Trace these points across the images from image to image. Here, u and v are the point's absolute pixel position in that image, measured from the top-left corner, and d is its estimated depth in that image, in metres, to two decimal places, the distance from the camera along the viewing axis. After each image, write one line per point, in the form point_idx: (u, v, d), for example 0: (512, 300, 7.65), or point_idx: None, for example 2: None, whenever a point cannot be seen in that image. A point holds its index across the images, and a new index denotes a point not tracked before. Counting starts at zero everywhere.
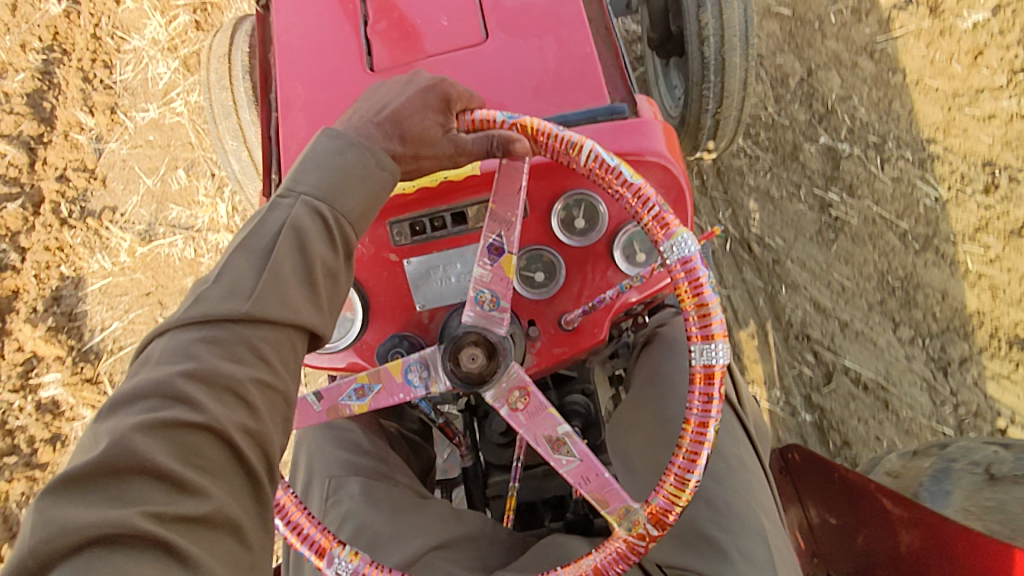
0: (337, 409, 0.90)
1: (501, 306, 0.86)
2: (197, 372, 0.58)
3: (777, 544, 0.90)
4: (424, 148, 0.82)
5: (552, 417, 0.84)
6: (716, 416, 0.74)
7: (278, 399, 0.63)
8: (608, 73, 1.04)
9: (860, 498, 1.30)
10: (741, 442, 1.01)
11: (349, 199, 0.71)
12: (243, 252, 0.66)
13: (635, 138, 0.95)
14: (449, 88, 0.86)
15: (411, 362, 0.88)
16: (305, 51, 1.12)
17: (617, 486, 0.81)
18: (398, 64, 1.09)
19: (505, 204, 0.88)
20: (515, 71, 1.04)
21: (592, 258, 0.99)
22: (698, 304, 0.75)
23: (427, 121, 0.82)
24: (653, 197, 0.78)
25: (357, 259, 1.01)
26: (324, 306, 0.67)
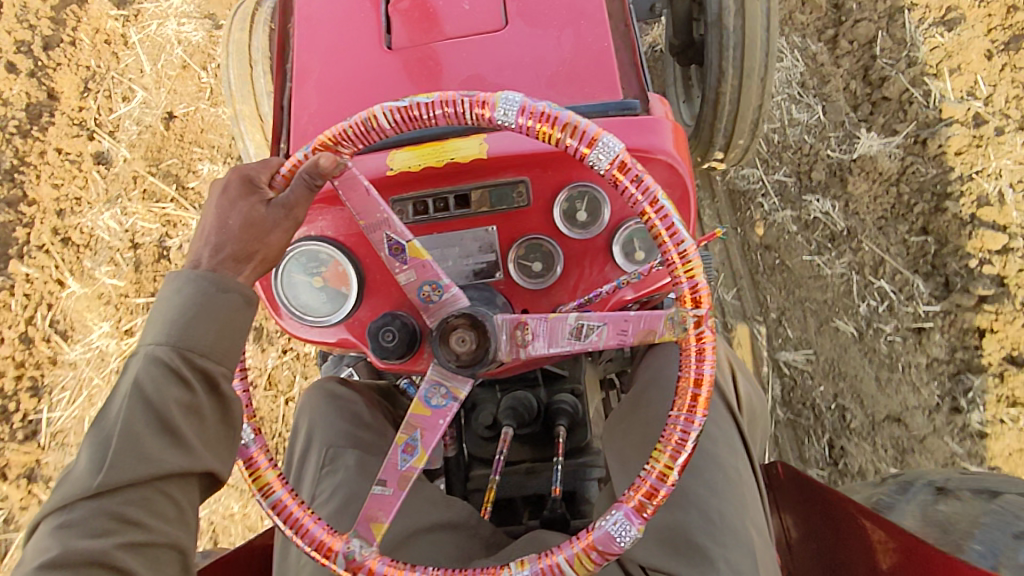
0: (406, 478, 0.84)
1: (445, 285, 0.87)
2: (57, 559, 0.64)
3: (761, 557, 0.89)
4: (259, 230, 0.80)
5: (557, 320, 0.83)
6: (651, 179, 0.77)
7: (160, 550, 0.69)
8: (624, 70, 1.04)
9: (839, 522, 1.30)
10: (736, 452, 0.99)
11: (198, 334, 0.71)
12: (98, 423, 0.70)
13: (646, 135, 0.95)
14: (246, 171, 0.84)
15: (425, 391, 0.86)
16: (322, 23, 1.12)
17: (643, 314, 0.81)
18: (414, 44, 1.09)
19: (369, 208, 0.88)
20: (532, 59, 1.04)
21: (591, 252, 0.98)
22: (564, 126, 0.77)
23: (244, 209, 0.80)
24: (455, 95, 0.80)
25: (357, 234, 1.01)
26: (189, 445, 0.70)
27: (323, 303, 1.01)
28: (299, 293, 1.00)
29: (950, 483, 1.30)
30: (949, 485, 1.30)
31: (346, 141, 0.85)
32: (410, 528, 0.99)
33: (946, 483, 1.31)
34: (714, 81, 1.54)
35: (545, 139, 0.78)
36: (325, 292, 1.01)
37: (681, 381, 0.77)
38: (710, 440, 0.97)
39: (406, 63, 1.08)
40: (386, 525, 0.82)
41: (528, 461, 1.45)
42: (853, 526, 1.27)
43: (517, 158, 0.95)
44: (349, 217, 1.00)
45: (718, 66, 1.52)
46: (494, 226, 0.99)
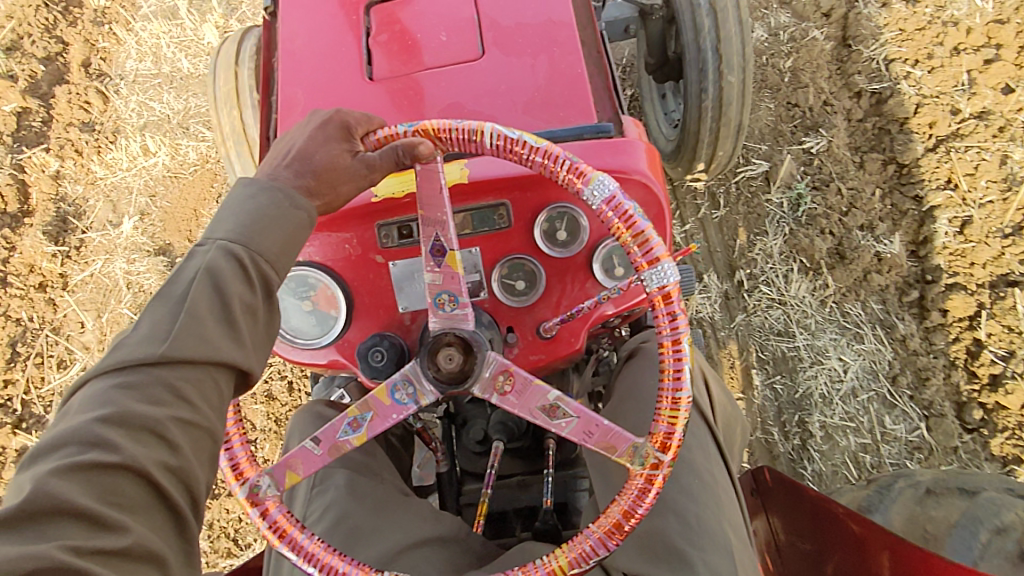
0: (338, 448, 0.88)
1: (461, 303, 0.89)
2: (113, 417, 0.61)
3: (738, 556, 0.92)
4: (337, 176, 0.83)
5: (544, 390, 0.86)
6: (685, 329, 0.77)
7: (203, 437, 0.66)
8: (597, 94, 1.08)
9: (828, 520, 1.32)
10: (712, 458, 1.02)
11: (266, 238, 0.72)
12: (160, 300, 0.68)
13: (620, 156, 0.99)
14: (348, 116, 0.87)
15: (393, 381, 0.88)
16: (305, 56, 1.16)
17: (618, 429, 0.83)
18: (396, 74, 1.13)
19: (433, 206, 0.90)
20: (509, 86, 1.08)
21: (572, 270, 1.02)
22: (637, 234, 0.78)
23: (332, 150, 0.83)
24: (561, 154, 0.81)
25: (344, 258, 1.04)
26: (245, 340, 0.69)
27: (312, 325, 1.03)
28: (289, 316, 1.02)
29: (938, 484, 1.32)
30: (937, 486, 1.32)
31: (448, 142, 0.84)
32: (403, 542, 1.01)
33: (932, 484, 1.33)
34: (692, 95, 1.59)
35: (616, 233, 0.79)
36: (314, 315, 1.03)
37: (615, 501, 0.80)
38: (686, 447, 1.01)
39: (389, 92, 1.12)
40: (299, 478, 0.88)
41: (520, 475, 1.48)
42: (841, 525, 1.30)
43: (498, 181, 0.99)
44: (336, 242, 1.04)
45: (697, 84, 1.57)
46: (478, 247, 1.02)
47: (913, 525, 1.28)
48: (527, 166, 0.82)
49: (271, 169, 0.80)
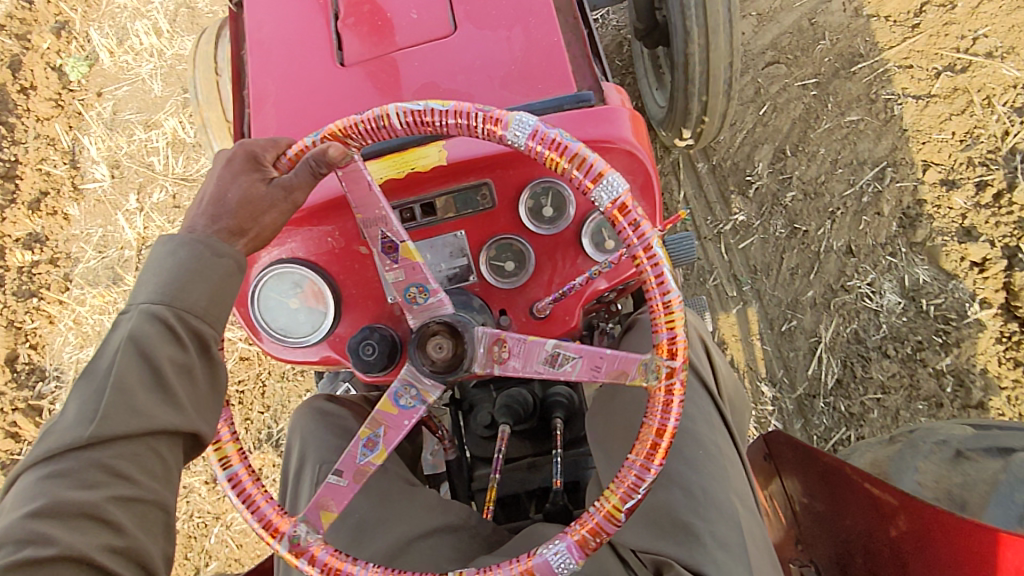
0: (361, 472, 0.87)
1: (431, 290, 0.87)
2: (45, 509, 0.59)
3: (746, 526, 0.90)
4: (255, 208, 0.79)
5: (539, 343, 0.84)
6: (652, 230, 0.76)
7: (148, 508, 0.64)
8: (575, 63, 1.04)
9: (839, 479, 1.29)
10: (715, 428, 0.99)
11: (193, 294, 0.69)
12: (85, 378, 0.66)
13: (602, 125, 0.95)
14: (257, 148, 0.84)
15: (393, 390, 0.88)
16: (275, 46, 1.12)
17: (620, 353, 0.81)
18: (367, 58, 1.09)
19: (369, 203, 0.87)
20: (484, 61, 1.05)
21: (561, 246, 0.99)
22: (572, 156, 0.77)
23: (245, 183, 0.80)
24: (469, 109, 0.79)
25: (327, 251, 1.02)
26: (183, 403, 0.66)
27: (303, 322, 1.01)
28: (278, 315, 1.01)
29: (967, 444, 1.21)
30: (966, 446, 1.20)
31: (357, 135, 0.83)
32: (406, 537, 1.00)
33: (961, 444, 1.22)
34: (679, 51, 1.50)
35: (551, 164, 0.78)
36: (303, 312, 1.01)
37: (647, 425, 0.78)
38: (689, 419, 0.98)
39: (361, 78, 1.08)
40: (333, 515, 0.86)
41: (529, 457, 1.46)
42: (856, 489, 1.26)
43: (478, 160, 0.96)
44: (318, 235, 1.01)
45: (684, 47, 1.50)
46: (463, 230, 0.99)
47: (944, 491, 1.19)
48: (446, 134, 0.81)
49: (192, 226, 0.76)
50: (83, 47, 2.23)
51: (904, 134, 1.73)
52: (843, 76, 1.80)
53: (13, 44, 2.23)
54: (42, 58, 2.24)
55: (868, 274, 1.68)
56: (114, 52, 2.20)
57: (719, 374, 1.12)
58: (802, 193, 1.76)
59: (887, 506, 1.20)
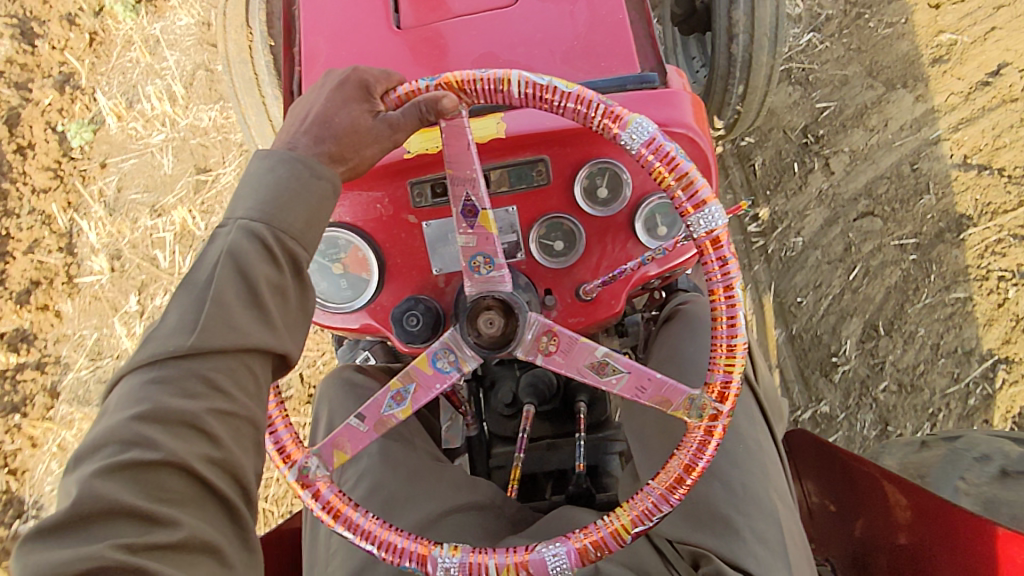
0: (383, 423, 0.86)
1: (497, 264, 0.85)
2: (149, 414, 0.60)
3: (785, 525, 0.89)
4: (360, 139, 0.80)
5: (591, 347, 0.82)
6: (738, 273, 0.74)
7: (244, 425, 0.64)
8: (639, 42, 1.02)
9: (859, 483, 1.30)
10: (756, 421, 0.99)
11: (292, 215, 0.69)
12: (185, 287, 0.66)
13: (665, 109, 0.94)
14: (366, 75, 0.83)
15: (433, 350, 0.85)
16: (328, 4, 1.10)
17: (671, 382, 0.79)
18: (423, 23, 1.07)
19: (460, 163, 0.84)
20: (545, 34, 1.02)
21: (612, 230, 0.98)
22: (680, 176, 0.74)
23: (353, 112, 0.80)
24: (593, 98, 0.76)
25: (374, 219, 1.00)
26: (277, 321, 0.66)
27: (343, 289, 1.01)
28: (320, 280, 1.00)
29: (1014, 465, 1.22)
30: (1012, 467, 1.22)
31: (473, 93, 0.78)
32: (442, 509, 1.00)
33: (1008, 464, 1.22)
34: (722, 46, 1.51)
35: (656, 177, 0.76)
36: (346, 279, 1.01)
37: (675, 455, 0.79)
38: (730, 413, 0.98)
39: (416, 43, 1.06)
40: (348, 456, 0.86)
41: (549, 438, 1.46)
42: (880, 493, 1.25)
43: (536, 135, 0.94)
44: (366, 201, 0.99)
45: (727, 33, 1.48)
46: (515, 206, 0.98)
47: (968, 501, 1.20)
48: (559, 115, 0.77)
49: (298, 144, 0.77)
50: (86, 109, 2.16)
51: (993, 269, 1.66)
52: (949, 241, 1.69)
53: (9, 96, 2.17)
54: (42, 116, 2.17)
55: (926, 381, 1.66)
56: (122, 117, 2.13)
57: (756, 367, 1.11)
58: (896, 383, 1.67)
59: (900, 516, 1.22)
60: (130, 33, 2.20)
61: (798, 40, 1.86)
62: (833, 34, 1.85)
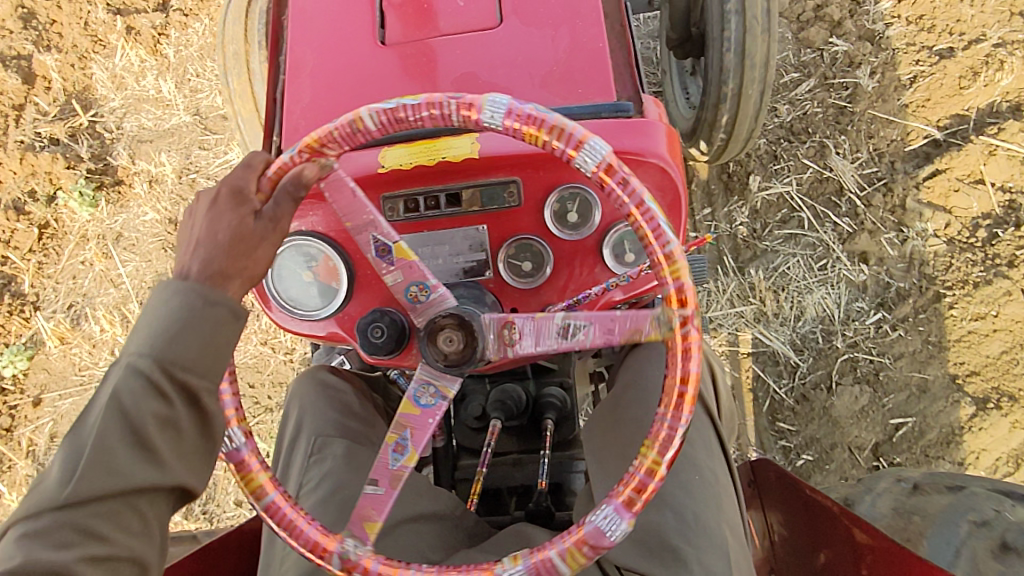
0: (396, 476, 0.86)
1: (432, 285, 0.87)
2: (20, 568, 0.60)
3: (735, 560, 0.89)
4: (248, 245, 0.75)
5: (547, 319, 0.83)
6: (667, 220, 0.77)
7: (126, 566, 0.65)
8: (618, 70, 1.04)
9: (820, 515, 1.30)
10: (713, 454, 0.99)
11: (180, 348, 0.67)
12: (71, 437, 0.66)
13: (638, 138, 0.95)
14: (237, 183, 0.79)
15: (413, 391, 0.88)
16: (316, 14, 1.11)
17: (631, 312, 0.81)
18: (408, 39, 1.08)
19: (354, 210, 0.88)
20: (526, 58, 1.04)
21: (581, 254, 0.99)
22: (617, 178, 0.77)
23: (233, 221, 0.75)
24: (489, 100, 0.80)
25: (347, 229, 1.01)
26: (167, 462, 0.66)
27: (312, 296, 1.02)
28: (289, 285, 1.01)
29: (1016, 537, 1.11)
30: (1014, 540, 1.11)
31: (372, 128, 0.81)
32: (398, 518, 0.99)
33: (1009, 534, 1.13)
34: (715, 69, 1.51)
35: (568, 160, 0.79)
36: (315, 286, 1.01)
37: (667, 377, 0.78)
38: (688, 443, 0.98)
39: (400, 58, 1.07)
40: (377, 526, 0.84)
41: (515, 453, 1.47)
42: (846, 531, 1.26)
43: (509, 158, 0.96)
44: (340, 211, 1.01)
45: (718, 53, 1.49)
46: (485, 225, 0.99)
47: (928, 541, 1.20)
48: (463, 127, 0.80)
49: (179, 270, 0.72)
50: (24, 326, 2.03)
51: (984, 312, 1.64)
52: None
53: None
54: None
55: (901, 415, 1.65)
56: (64, 339, 2.01)
57: (719, 395, 1.13)
58: None
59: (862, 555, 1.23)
60: (85, 227, 2.05)
61: (864, 323, 1.73)
62: (908, 319, 1.70)
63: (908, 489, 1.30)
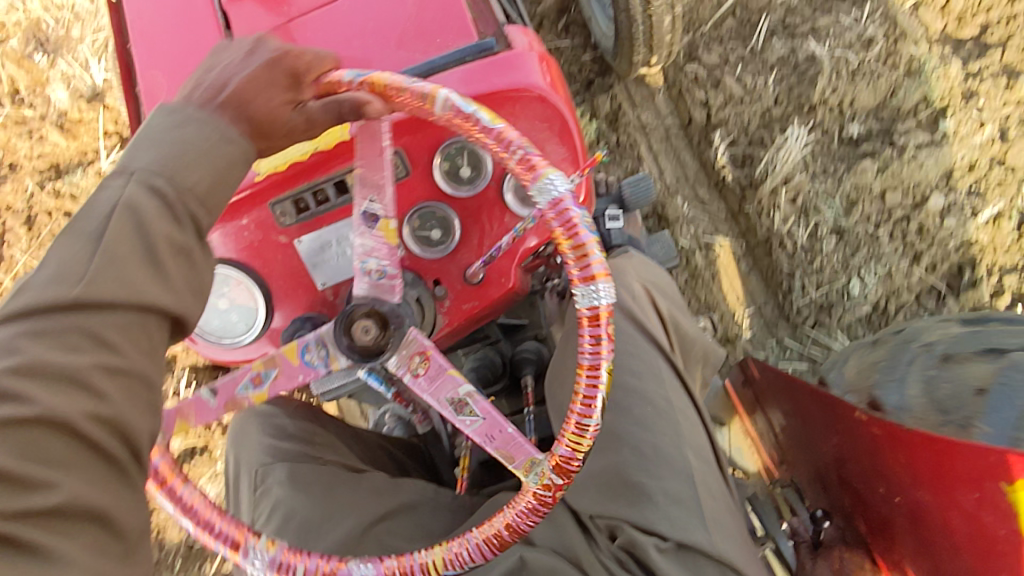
0: (236, 402, 0.86)
1: (389, 273, 0.83)
2: None
3: (701, 480, 0.89)
4: (276, 128, 0.70)
5: (447, 380, 0.82)
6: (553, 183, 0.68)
7: None
8: (476, 9, 0.99)
9: (830, 409, 1.11)
10: (664, 381, 0.97)
11: None
12: None
13: (507, 73, 0.89)
14: (298, 58, 0.74)
15: (303, 343, 0.85)
16: (157, 33, 1.05)
17: (520, 441, 0.81)
18: (257, 34, 1.02)
19: (373, 166, 0.85)
20: (377, 22, 0.98)
21: (486, 207, 0.96)
22: (497, 137, 0.70)
23: (277, 98, 0.70)
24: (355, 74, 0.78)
25: (245, 246, 0.97)
26: None
27: (235, 322, 0.99)
28: (209, 317, 0.98)
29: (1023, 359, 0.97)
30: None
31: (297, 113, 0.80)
32: (358, 526, 0.98)
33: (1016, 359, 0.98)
34: None
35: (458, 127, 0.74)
36: (235, 311, 0.99)
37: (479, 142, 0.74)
38: (632, 374, 0.96)
39: None
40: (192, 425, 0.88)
41: (510, 417, 1.45)
42: (833, 423, 1.11)
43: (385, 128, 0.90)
44: (234, 230, 0.96)
45: None
46: None
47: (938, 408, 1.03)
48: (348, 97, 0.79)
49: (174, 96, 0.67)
50: None
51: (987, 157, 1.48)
52: None
53: None
54: None
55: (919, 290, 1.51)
56: None
57: (664, 320, 1.09)
58: None
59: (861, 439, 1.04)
60: None
61: None
62: None
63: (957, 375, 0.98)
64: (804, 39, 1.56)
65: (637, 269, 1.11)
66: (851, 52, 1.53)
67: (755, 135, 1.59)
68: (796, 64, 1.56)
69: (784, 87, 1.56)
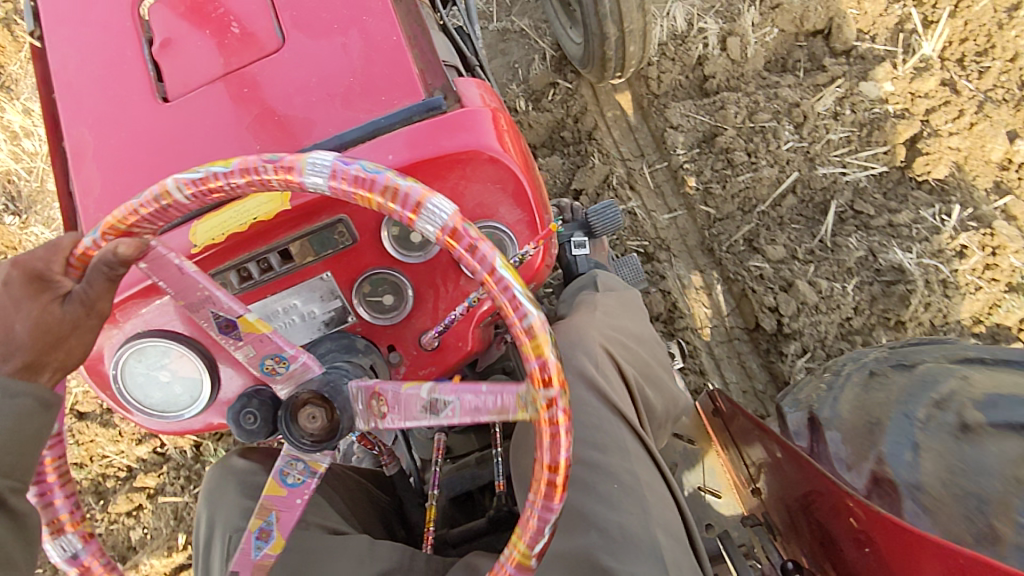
0: (261, 565, 0.80)
1: (289, 356, 0.78)
2: None
3: (672, 565, 0.86)
4: (56, 333, 0.67)
5: (408, 398, 0.75)
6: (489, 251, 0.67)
7: None
8: (423, 62, 0.96)
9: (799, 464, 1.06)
10: (630, 453, 0.96)
11: None
12: None
13: (457, 135, 0.85)
14: (28, 262, 0.68)
15: (278, 470, 0.80)
16: (84, 84, 0.98)
17: (500, 389, 0.72)
18: (193, 87, 0.96)
19: (186, 288, 0.79)
20: (319, 76, 0.93)
21: (440, 271, 0.92)
22: (383, 191, 0.68)
23: (32, 310, 0.66)
24: (244, 165, 0.70)
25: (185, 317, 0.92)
26: None
27: (180, 394, 0.94)
28: (151, 391, 0.93)
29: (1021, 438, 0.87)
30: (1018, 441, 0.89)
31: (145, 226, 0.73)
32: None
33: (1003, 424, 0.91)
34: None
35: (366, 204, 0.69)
36: (178, 383, 0.94)
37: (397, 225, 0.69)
38: (598, 449, 0.95)
39: (188, 109, 0.95)
40: None
41: (478, 451, 1.35)
42: (797, 466, 1.08)
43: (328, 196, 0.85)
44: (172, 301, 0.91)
45: None
46: (329, 271, 0.90)
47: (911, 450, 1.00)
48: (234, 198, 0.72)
49: None
50: None
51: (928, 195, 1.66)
52: None
53: None
54: None
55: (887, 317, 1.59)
56: None
57: (629, 383, 1.08)
58: None
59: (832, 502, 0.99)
60: None
61: None
62: None
63: (953, 428, 0.85)
64: (882, 241, 1.64)
65: (598, 325, 1.10)
66: (941, 262, 1.59)
67: (835, 346, 1.59)
68: (874, 266, 1.62)
69: (867, 294, 1.60)
